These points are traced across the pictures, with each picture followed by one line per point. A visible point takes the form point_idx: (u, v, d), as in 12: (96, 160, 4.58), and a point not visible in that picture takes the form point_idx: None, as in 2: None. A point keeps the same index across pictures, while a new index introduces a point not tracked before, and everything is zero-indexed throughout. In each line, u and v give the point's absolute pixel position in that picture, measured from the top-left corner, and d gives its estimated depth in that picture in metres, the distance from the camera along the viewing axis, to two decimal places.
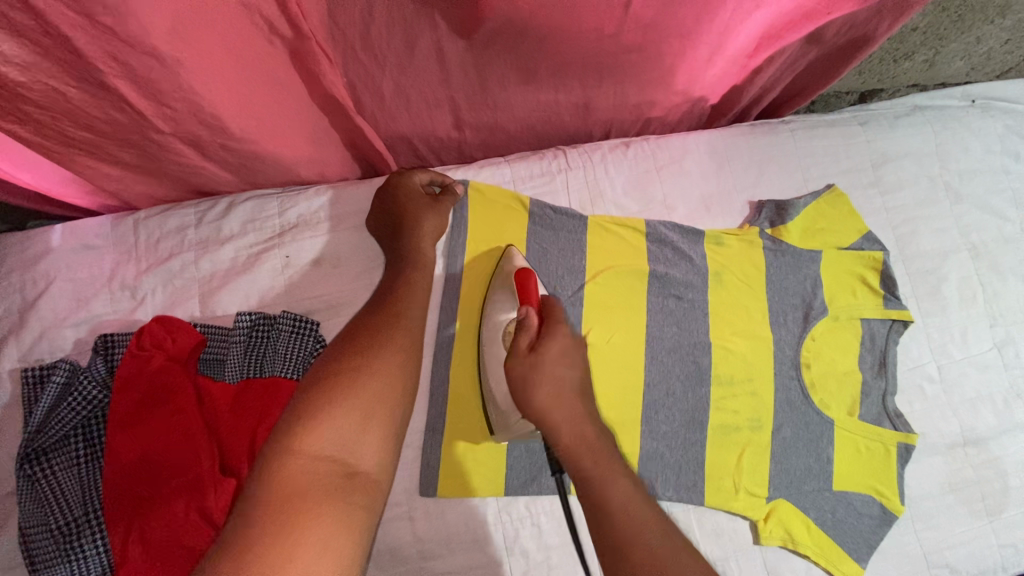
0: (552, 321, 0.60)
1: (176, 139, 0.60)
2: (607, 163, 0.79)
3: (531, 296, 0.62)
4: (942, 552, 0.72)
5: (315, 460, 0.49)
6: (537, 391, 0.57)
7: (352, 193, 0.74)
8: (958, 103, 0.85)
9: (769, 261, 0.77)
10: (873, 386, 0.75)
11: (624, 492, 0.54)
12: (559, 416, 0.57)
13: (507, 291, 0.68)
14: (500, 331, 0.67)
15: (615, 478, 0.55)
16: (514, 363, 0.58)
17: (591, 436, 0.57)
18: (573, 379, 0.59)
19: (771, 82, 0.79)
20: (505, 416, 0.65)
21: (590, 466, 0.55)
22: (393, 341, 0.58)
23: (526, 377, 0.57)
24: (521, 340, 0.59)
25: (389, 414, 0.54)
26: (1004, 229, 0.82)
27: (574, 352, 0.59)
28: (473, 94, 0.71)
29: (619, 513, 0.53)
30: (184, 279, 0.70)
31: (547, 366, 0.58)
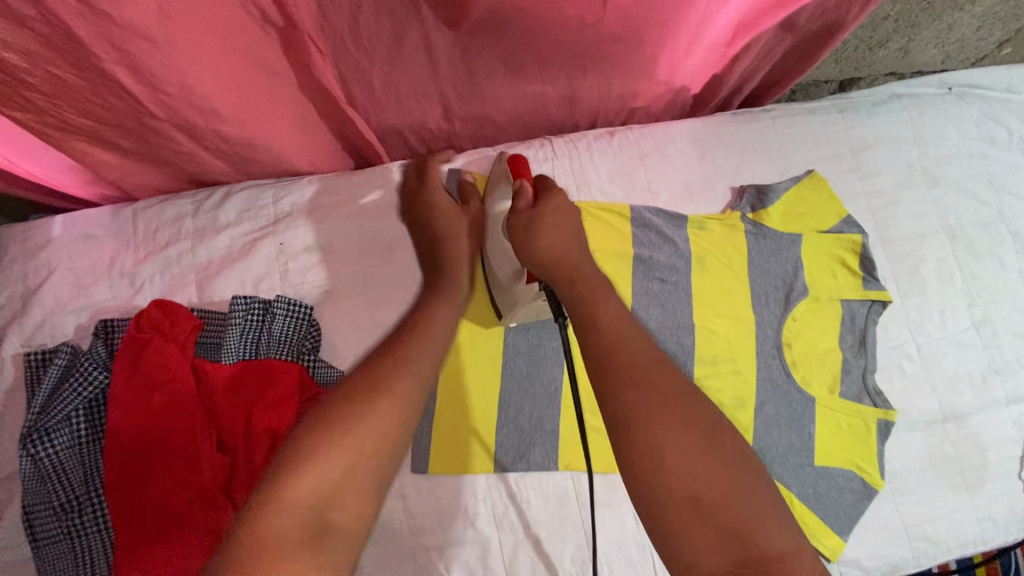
0: (549, 188, 0.65)
1: (172, 127, 0.62)
2: (593, 151, 0.81)
3: (524, 172, 0.68)
4: (922, 525, 0.74)
5: (297, 508, 0.45)
6: (540, 238, 0.60)
7: (344, 183, 0.76)
8: (935, 91, 0.87)
9: (751, 244, 0.79)
10: (854, 365, 0.77)
11: (611, 313, 0.55)
12: (558, 258, 0.59)
13: (506, 183, 0.71)
14: (498, 219, 0.70)
15: (603, 300, 0.57)
16: (516, 218, 0.63)
17: (585, 271, 0.59)
18: (569, 228, 0.62)
19: (750, 71, 0.81)
20: (509, 290, 0.68)
21: (579, 288, 0.57)
22: (395, 387, 0.54)
23: (526, 228, 0.61)
24: (520, 203, 0.64)
25: (373, 463, 0.49)
26: (981, 213, 0.84)
27: (569, 210, 0.64)
28: (461, 85, 0.73)
29: (608, 331, 0.54)
30: (182, 266, 0.72)
31: (546, 218, 0.62)
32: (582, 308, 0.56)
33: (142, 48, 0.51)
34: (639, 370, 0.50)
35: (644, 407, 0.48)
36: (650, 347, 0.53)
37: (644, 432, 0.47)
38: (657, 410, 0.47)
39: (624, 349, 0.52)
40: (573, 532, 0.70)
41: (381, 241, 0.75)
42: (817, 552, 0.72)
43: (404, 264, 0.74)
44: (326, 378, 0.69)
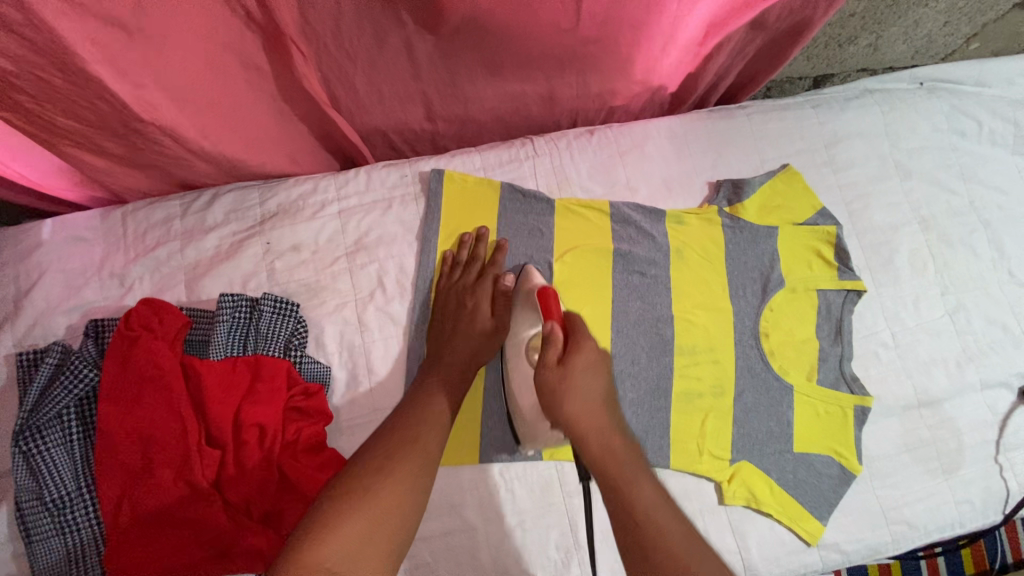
0: (578, 334, 0.62)
1: (156, 129, 0.63)
2: (573, 149, 0.83)
3: (553, 310, 0.65)
4: (900, 509, 0.75)
5: (314, 574, 0.50)
6: (568, 402, 0.59)
7: (329, 183, 0.78)
8: (906, 86, 0.89)
9: (728, 237, 0.81)
10: (831, 352, 0.79)
11: (646, 495, 0.54)
12: (587, 423, 0.58)
13: (530, 309, 0.72)
14: (523, 345, 0.70)
15: (640, 481, 0.55)
16: (544, 377, 0.60)
17: (619, 447, 0.57)
18: (599, 389, 0.60)
19: (724, 69, 0.83)
20: (533, 426, 0.67)
21: (613, 471, 0.55)
22: (412, 457, 0.59)
23: (556, 388, 0.59)
24: (549, 353, 0.61)
25: (391, 532, 0.55)
26: (952, 203, 0.86)
27: (601, 365, 0.61)
28: (442, 86, 0.75)
29: (638, 508, 0.54)
30: (171, 266, 0.74)
31: (575, 377, 0.59)
32: (612, 485, 0.55)
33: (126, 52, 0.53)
34: (654, 519, 0.53)
35: (649, 518, 0.53)
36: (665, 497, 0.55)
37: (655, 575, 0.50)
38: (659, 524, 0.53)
39: (642, 493, 0.54)
40: (558, 521, 0.71)
41: (367, 238, 0.76)
42: (797, 536, 0.74)
43: (389, 261, 0.76)
44: (313, 372, 0.70)
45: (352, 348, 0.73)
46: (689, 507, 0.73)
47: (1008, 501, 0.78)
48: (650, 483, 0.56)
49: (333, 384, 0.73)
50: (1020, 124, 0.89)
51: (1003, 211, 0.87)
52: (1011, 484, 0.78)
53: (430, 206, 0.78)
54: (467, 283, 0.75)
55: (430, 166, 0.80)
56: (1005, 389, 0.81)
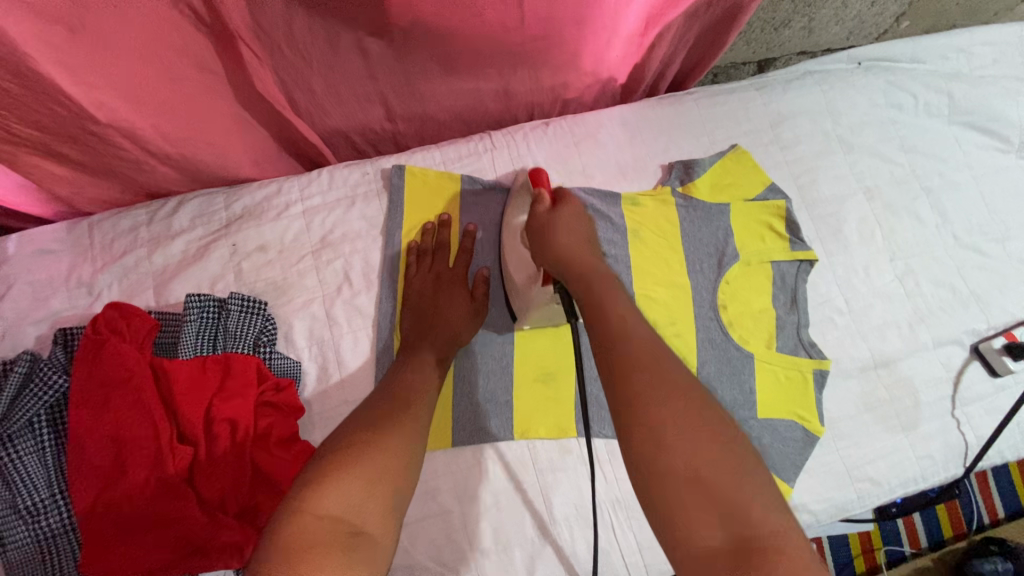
0: (565, 197, 0.71)
1: (115, 132, 0.66)
2: (529, 140, 0.86)
3: (543, 182, 0.73)
4: (863, 467, 0.78)
5: (316, 523, 0.48)
6: (556, 233, 0.67)
7: (293, 184, 0.80)
8: (844, 66, 0.93)
9: (682, 216, 0.84)
10: (787, 321, 0.82)
11: (621, 312, 0.55)
12: (572, 255, 0.63)
13: (522, 195, 0.77)
14: (517, 229, 0.75)
15: (614, 301, 0.57)
16: (536, 217, 0.70)
17: (597, 268, 0.62)
18: (582, 233, 0.68)
19: (668, 57, 0.87)
20: (526, 293, 0.73)
21: (590, 292, 0.58)
22: (403, 423, 0.60)
23: (545, 226, 0.68)
24: (539, 208, 0.70)
25: (393, 482, 0.54)
26: (895, 173, 0.90)
27: (583, 217, 0.69)
28: (398, 85, 0.78)
29: (617, 327, 0.54)
30: (138, 273, 0.75)
31: (562, 220, 0.68)
32: (589, 303, 0.58)
33: (71, 45, 0.55)
34: (638, 353, 0.51)
35: (645, 388, 0.48)
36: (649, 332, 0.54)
37: (644, 395, 0.48)
38: (655, 399, 0.48)
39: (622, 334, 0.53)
40: (534, 500, 0.73)
41: (332, 235, 0.78)
42: None
43: (354, 256, 0.78)
44: (282, 367, 0.72)
45: (322, 342, 0.75)
46: None
47: (968, 454, 0.80)
48: (646, 337, 0.53)
49: (304, 379, 0.74)
50: (953, 96, 0.94)
51: (943, 177, 0.91)
52: (969, 437, 0.81)
53: (393, 202, 0.80)
54: (440, 269, 0.77)
55: (391, 162, 0.82)
56: (957, 346, 0.84)
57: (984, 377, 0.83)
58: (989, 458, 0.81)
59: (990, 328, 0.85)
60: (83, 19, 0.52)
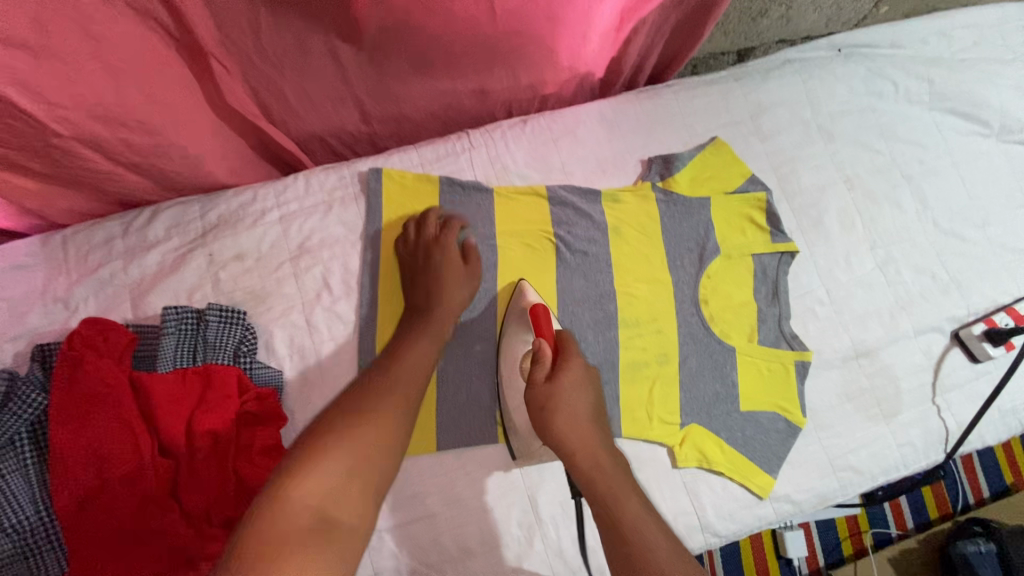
0: (567, 351, 0.67)
1: (79, 143, 0.65)
2: (508, 139, 0.85)
3: (544, 330, 0.70)
4: (845, 457, 0.79)
5: (296, 512, 0.50)
6: (556, 417, 0.64)
7: (269, 190, 0.79)
8: (824, 54, 0.93)
9: (663, 211, 0.84)
10: (769, 313, 0.82)
11: (636, 515, 0.59)
12: (576, 442, 0.63)
13: (519, 325, 0.75)
14: (517, 360, 0.73)
15: (627, 502, 0.60)
16: (534, 391, 0.65)
17: (607, 465, 0.62)
18: (585, 410, 0.65)
19: (645, 51, 0.86)
20: (526, 438, 0.72)
21: (604, 492, 0.60)
22: (390, 405, 0.61)
23: (546, 406, 0.64)
24: (539, 371, 0.66)
25: (375, 470, 0.56)
26: (875, 161, 0.90)
27: (588, 382, 0.66)
28: (371, 87, 0.77)
29: (634, 532, 0.57)
30: (115, 285, 0.74)
31: (563, 395, 0.65)
32: (604, 504, 0.60)
33: (23, 58, 0.53)
34: (658, 565, 0.55)
35: None
36: (664, 535, 0.58)
37: None
38: None
39: (640, 540, 0.57)
40: (517, 501, 0.74)
41: (309, 241, 0.78)
42: (750, 491, 0.76)
43: (332, 262, 0.77)
44: (263, 377, 0.72)
45: (302, 350, 0.74)
46: (644, 474, 0.75)
47: (949, 440, 0.81)
48: (665, 546, 0.57)
49: (286, 388, 0.74)
50: (932, 82, 0.93)
51: (923, 164, 0.91)
52: (949, 423, 0.81)
53: (370, 206, 0.79)
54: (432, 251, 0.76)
55: (367, 166, 0.81)
56: (938, 334, 0.85)
57: (964, 363, 0.84)
58: (969, 444, 0.82)
59: (971, 314, 0.86)
60: (39, 33, 0.52)
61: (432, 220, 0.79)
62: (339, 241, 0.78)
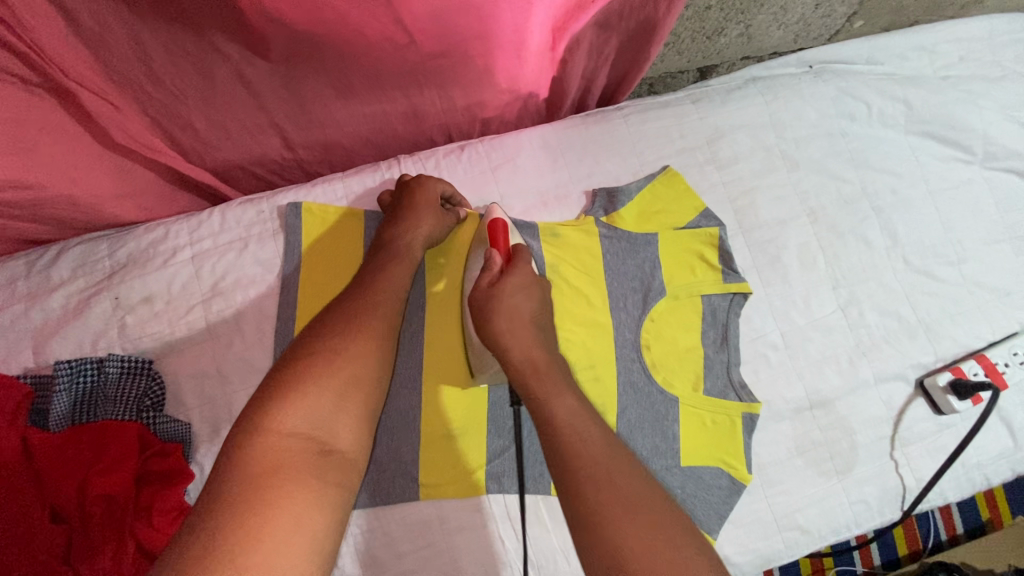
0: (516, 259, 0.66)
1: None
2: (442, 168, 0.80)
3: (498, 241, 0.68)
4: (792, 516, 0.74)
5: (287, 440, 0.50)
6: (496, 316, 0.63)
7: (182, 226, 0.75)
8: (793, 71, 0.86)
9: (606, 247, 0.78)
10: (716, 360, 0.77)
11: (567, 408, 0.58)
12: (514, 341, 0.62)
13: (479, 242, 0.73)
14: (471, 275, 0.72)
15: (561, 397, 0.59)
16: (478, 290, 0.65)
17: (540, 359, 0.61)
18: (527, 311, 0.64)
19: (590, 71, 0.79)
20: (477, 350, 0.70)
21: (535, 386, 0.59)
22: (371, 325, 0.58)
23: (486, 304, 0.64)
24: (485, 276, 0.66)
25: (362, 393, 0.55)
26: (843, 191, 0.83)
27: (533, 287, 0.65)
28: (284, 114, 0.71)
29: (565, 419, 0.57)
30: (16, 331, 0.70)
31: (505, 296, 0.64)
32: (539, 399, 0.59)
33: None
34: (590, 457, 0.54)
35: (609, 507, 0.50)
36: (596, 426, 0.57)
37: (600, 510, 0.50)
38: (619, 516, 0.50)
39: (572, 428, 0.56)
40: (438, 561, 0.70)
41: (223, 283, 0.73)
42: None
43: (247, 305, 0.73)
44: (167, 431, 0.68)
45: (212, 401, 0.71)
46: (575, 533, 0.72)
47: (906, 497, 0.76)
48: (608, 451, 0.55)
49: (195, 441, 0.70)
50: (910, 103, 0.86)
51: (895, 195, 0.84)
52: (908, 480, 0.76)
53: (289, 244, 0.74)
54: (403, 202, 0.70)
55: (288, 199, 0.77)
56: (901, 382, 0.79)
57: (928, 414, 0.78)
58: (929, 501, 0.77)
59: (937, 360, 0.80)
60: None
61: (409, 177, 0.74)
62: (255, 283, 0.74)
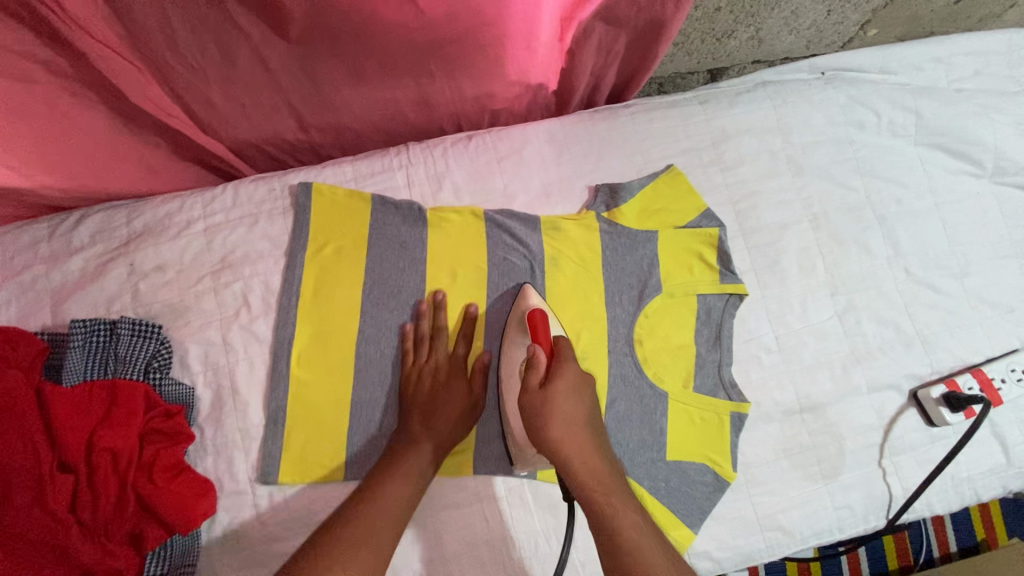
0: (561, 357, 0.66)
1: None
2: (449, 156, 0.82)
3: (541, 336, 0.68)
4: (774, 516, 0.75)
5: None
6: (550, 425, 0.63)
7: (198, 200, 0.78)
8: (805, 77, 0.86)
9: (606, 243, 0.79)
10: (708, 358, 0.78)
11: (633, 524, 0.58)
12: (572, 447, 0.62)
13: (519, 331, 0.73)
14: (514, 366, 0.72)
15: (624, 511, 0.59)
16: (528, 395, 0.65)
17: (604, 472, 0.62)
18: (579, 414, 0.64)
19: (599, 68, 0.80)
20: (523, 449, 0.69)
21: (601, 502, 0.60)
22: (367, 546, 0.60)
23: (539, 411, 0.64)
24: (531, 377, 0.65)
25: None
26: (847, 199, 0.83)
27: (581, 389, 0.65)
28: (301, 97, 0.74)
29: (632, 544, 0.57)
30: (37, 290, 0.74)
31: (557, 402, 0.64)
32: (600, 513, 0.59)
33: None
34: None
35: None
36: (660, 545, 0.58)
37: None
38: None
39: (642, 553, 0.56)
40: (424, 535, 0.72)
41: (232, 256, 0.76)
42: None
43: (254, 278, 0.76)
44: (172, 393, 0.71)
45: (216, 368, 0.74)
46: (557, 518, 0.74)
47: (891, 506, 0.76)
48: (671, 571, 0.56)
49: (198, 404, 0.73)
50: (921, 114, 0.85)
51: (900, 205, 0.84)
52: (895, 488, 0.76)
53: (299, 222, 0.77)
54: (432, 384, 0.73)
55: (299, 178, 0.80)
56: (895, 392, 0.79)
57: (920, 426, 0.78)
58: (916, 511, 0.77)
59: (933, 372, 0.80)
60: None
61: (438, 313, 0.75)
62: (263, 257, 0.77)
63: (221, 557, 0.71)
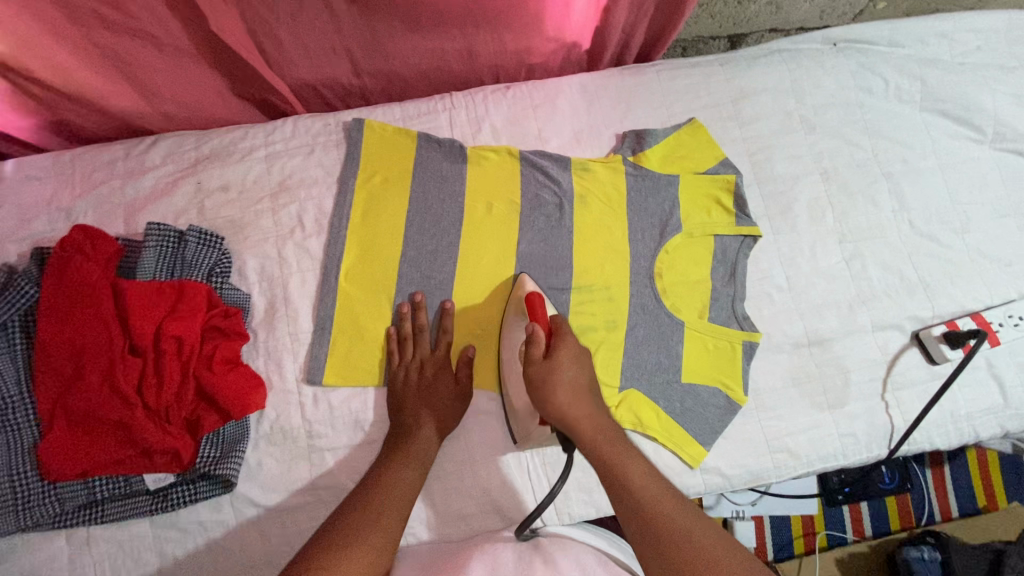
0: (559, 332, 0.69)
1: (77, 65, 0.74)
2: (488, 102, 0.89)
3: (538, 315, 0.72)
4: (782, 438, 0.80)
5: None
6: (556, 393, 0.64)
7: (260, 130, 0.85)
8: (818, 46, 0.93)
9: (631, 184, 0.86)
10: (723, 293, 0.84)
11: (636, 467, 0.60)
12: (576, 407, 0.64)
13: (516, 314, 0.78)
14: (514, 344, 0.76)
15: (627, 455, 0.61)
16: (533, 365, 0.66)
17: (604, 421, 0.64)
18: (583, 379, 0.67)
19: (630, 26, 0.87)
20: (525, 422, 0.73)
21: (606, 450, 0.61)
22: (370, 536, 0.60)
23: (544, 382, 0.65)
24: (533, 352, 0.67)
25: None
26: (856, 156, 0.90)
27: (580, 356, 0.68)
28: (359, 40, 0.82)
29: (635, 483, 0.59)
30: (112, 203, 0.81)
31: (560, 371, 0.65)
32: (606, 460, 0.61)
33: None
34: (665, 511, 0.57)
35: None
36: (663, 484, 0.60)
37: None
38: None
39: (643, 490, 0.59)
40: (454, 438, 0.78)
41: (290, 180, 0.84)
42: (679, 459, 0.78)
43: (308, 202, 0.83)
44: (231, 298, 0.78)
45: (271, 279, 0.80)
46: None
47: (893, 436, 0.81)
48: (672, 497, 0.59)
49: (252, 310, 0.80)
50: (926, 81, 0.92)
51: (905, 164, 0.90)
52: (896, 420, 0.81)
53: (351, 153, 0.84)
54: (424, 382, 0.76)
55: (352, 116, 0.87)
56: (898, 332, 0.84)
57: (921, 364, 0.83)
58: (915, 443, 0.82)
59: (935, 316, 0.85)
60: None
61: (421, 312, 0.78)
62: (317, 182, 0.84)
63: (267, 448, 0.76)
